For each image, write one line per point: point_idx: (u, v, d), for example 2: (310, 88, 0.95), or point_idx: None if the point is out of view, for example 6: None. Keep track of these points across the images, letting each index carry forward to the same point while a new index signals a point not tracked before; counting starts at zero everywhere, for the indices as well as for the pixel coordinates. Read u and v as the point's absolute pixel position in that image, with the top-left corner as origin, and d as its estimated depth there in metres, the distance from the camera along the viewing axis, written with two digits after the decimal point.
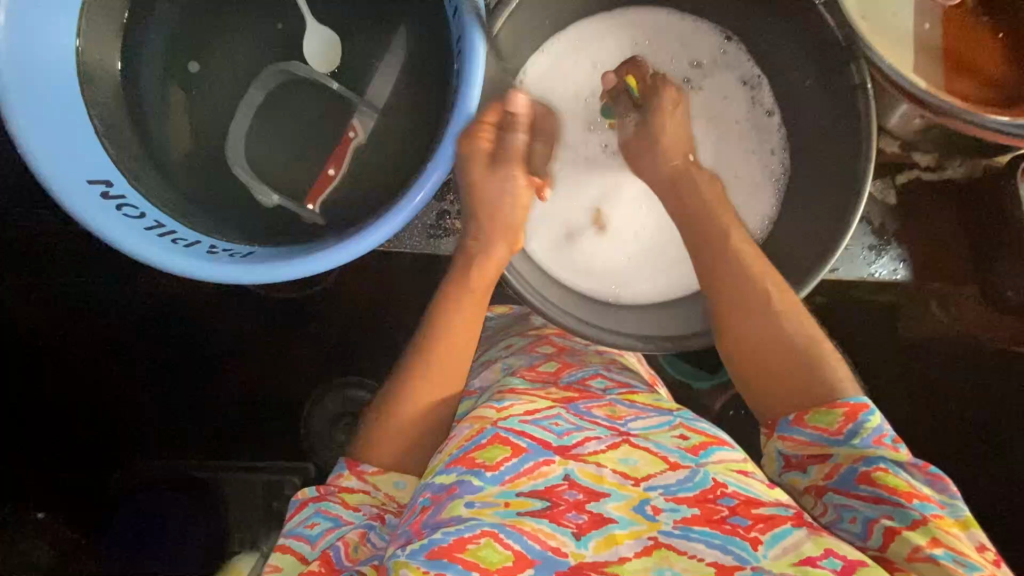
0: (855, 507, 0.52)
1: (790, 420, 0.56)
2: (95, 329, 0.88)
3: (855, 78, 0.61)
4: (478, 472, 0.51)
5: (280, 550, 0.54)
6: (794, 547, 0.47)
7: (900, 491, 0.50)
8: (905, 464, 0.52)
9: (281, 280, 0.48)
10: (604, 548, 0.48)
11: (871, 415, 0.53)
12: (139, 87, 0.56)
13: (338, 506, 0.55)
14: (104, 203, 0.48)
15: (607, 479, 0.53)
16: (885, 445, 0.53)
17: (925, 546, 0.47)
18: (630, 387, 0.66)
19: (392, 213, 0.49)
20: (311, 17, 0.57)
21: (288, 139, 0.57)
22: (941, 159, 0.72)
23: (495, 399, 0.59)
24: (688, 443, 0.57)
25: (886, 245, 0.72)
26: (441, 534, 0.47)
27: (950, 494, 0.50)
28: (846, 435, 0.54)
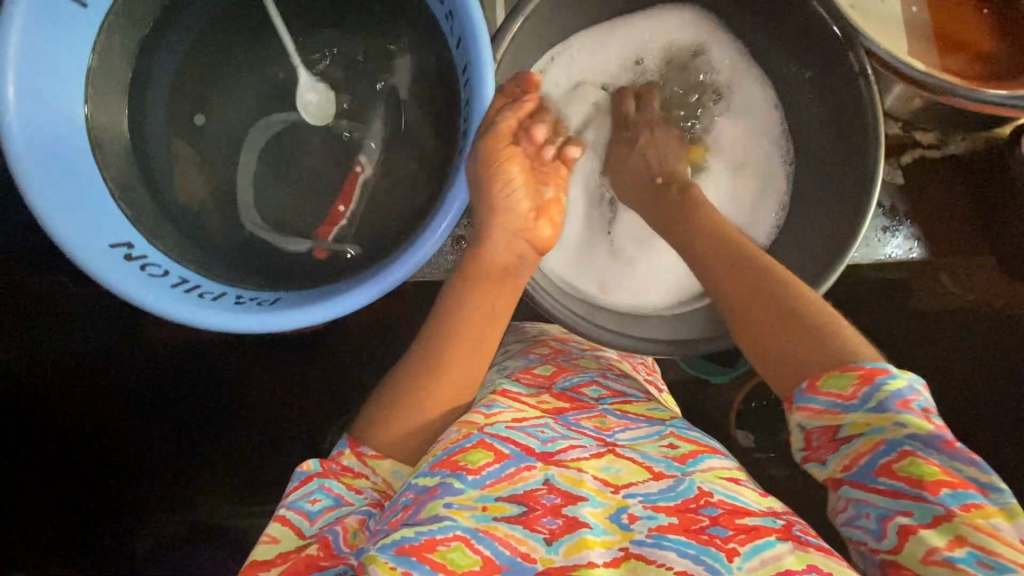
0: (872, 503, 0.45)
1: (803, 389, 0.49)
2: (115, 386, 0.88)
3: (856, 65, 0.56)
4: (460, 475, 0.49)
5: (278, 520, 0.50)
6: (773, 559, 0.45)
7: (927, 481, 0.43)
8: (934, 442, 0.43)
9: (305, 324, 0.50)
10: (573, 552, 0.45)
11: (891, 380, 0.45)
12: (147, 145, 0.59)
13: (340, 486, 0.52)
14: (129, 265, 0.50)
15: (586, 485, 0.50)
16: (914, 411, 0.44)
17: (943, 548, 0.42)
18: (625, 397, 0.62)
19: (416, 246, 0.51)
20: (303, 66, 0.60)
21: (295, 183, 0.61)
22: (943, 135, 0.70)
23: (485, 403, 0.56)
24: (676, 452, 0.54)
25: (900, 225, 0.70)
26: (413, 533, 0.45)
27: (991, 476, 0.42)
28: (861, 401, 0.46)
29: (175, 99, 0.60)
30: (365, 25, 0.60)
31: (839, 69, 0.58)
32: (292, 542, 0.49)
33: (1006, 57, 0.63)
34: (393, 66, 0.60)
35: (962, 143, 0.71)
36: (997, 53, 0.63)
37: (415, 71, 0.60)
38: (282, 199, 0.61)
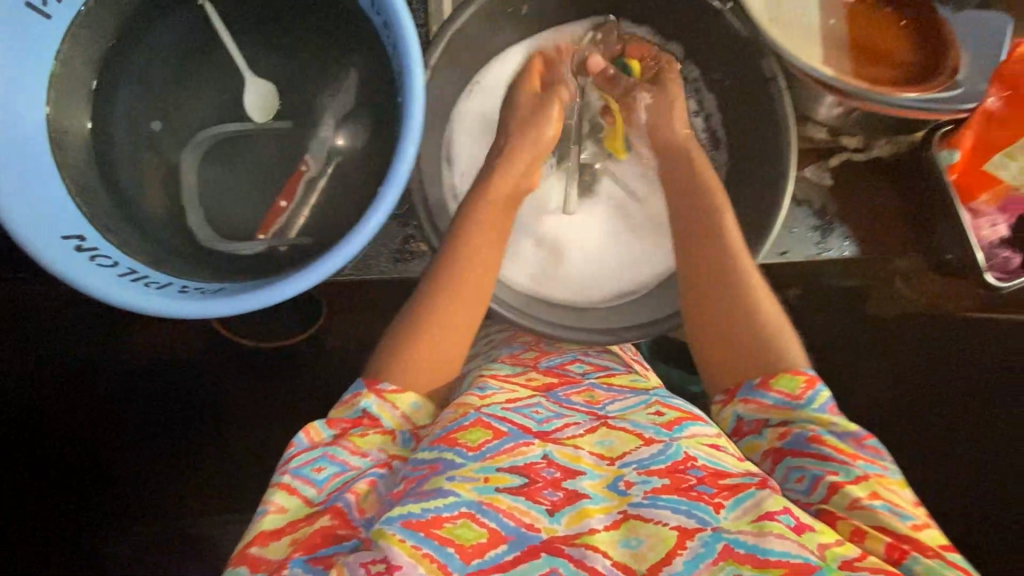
0: (807, 466, 0.52)
1: (755, 383, 0.57)
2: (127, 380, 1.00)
3: (768, 71, 0.61)
4: (461, 451, 0.51)
5: (285, 489, 0.52)
6: (754, 506, 0.47)
7: (846, 451, 0.51)
8: (851, 433, 0.53)
9: (239, 311, 0.54)
10: (576, 522, 0.48)
11: (825, 386, 0.55)
12: (108, 147, 0.62)
13: (347, 452, 0.54)
14: (78, 256, 0.54)
15: (583, 460, 0.53)
16: (837, 415, 0.55)
17: (865, 497, 0.49)
18: (608, 369, 0.69)
19: (347, 239, 0.54)
20: (249, 73, 0.65)
21: (243, 183, 0.65)
22: (868, 139, 0.73)
23: (478, 387, 0.61)
24: (664, 419, 0.58)
25: (831, 225, 0.74)
26: (421, 509, 0.46)
27: (888, 458, 0.52)
28: (807, 400, 0.55)
29: (133, 103, 0.63)
30: (312, 36, 0.65)
31: (755, 74, 0.63)
32: (301, 510, 0.51)
33: (921, 66, 0.67)
34: (340, 73, 0.65)
35: (885, 147, 0.74)
36: (911, 62, 0.67)
37: (360, 78, 0.64)
38: (231, 201, 0.65)
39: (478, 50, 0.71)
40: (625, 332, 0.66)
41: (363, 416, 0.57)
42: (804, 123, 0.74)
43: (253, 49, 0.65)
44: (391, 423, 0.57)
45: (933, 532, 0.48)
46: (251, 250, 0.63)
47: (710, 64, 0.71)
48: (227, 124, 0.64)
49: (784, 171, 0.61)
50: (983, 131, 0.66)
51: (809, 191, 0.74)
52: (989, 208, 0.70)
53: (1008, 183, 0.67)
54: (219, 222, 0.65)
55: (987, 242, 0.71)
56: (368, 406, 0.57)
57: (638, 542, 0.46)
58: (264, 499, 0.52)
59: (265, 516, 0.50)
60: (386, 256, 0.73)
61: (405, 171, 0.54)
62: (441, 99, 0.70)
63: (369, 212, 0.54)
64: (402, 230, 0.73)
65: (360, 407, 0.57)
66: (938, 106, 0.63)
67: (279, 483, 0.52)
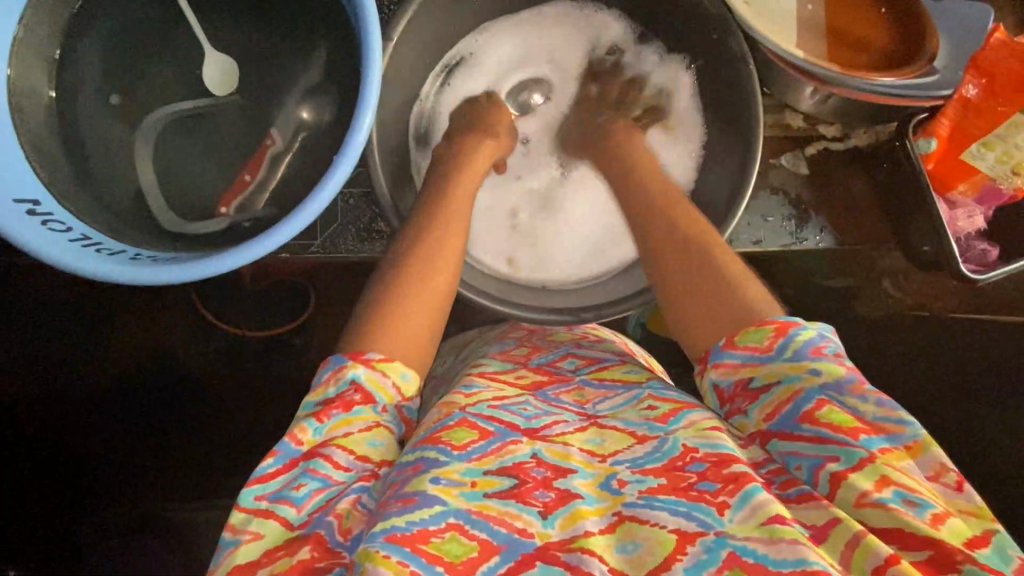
0: (803, 453, 0.47)
1: (721, 345, 0.53)
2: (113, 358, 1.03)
3: (737, 49, 0.61)
4: (444, 449, 0.49)
5: (261, 515, 0.47)
6: (758, 508, 0.44)
7: (844, 428, 0.46)
8: (844, 388, 0.48)
9: (185, 280, 0.53)
10: (570, 525, 0.45)
11: (801, 330, 0.51)
12: (70, 116, 0.62)
13: (330, 465, 0.48)
14: (30, 219, 0.53)
15: (574, 458, 0.51)
16: (825, 356, 0.50)
17: (873, 490, 0.44)
18: (600, 363, 0.64)
19: (297, 210, 0.53)
20: (209, 47, 0.64)
21: (208, 156, 0.65)
22: (845, 128, 0.72)
23: (463, 385, 0.59)
24: (657, 412, 0.54)
25: (806, 215, 0.73)
26: (405, 523, 0.43)
27: (902, 417, 0.46)
28: (777, 350, 0.51)
29: (94, 74, 0.63)
30: (275, 10, 0.64)
31: (725, 55, 0.63)
32: (279, 535, 0.46)
33: (901, 56, 0.65)
34: (303, 46, 0.64)
35: (865, 137, 0.73)
36: (890, 51, 0.65)
37: (326, 50, 0.63)
38: (191, 173, 0.64)
39: (449, 30, 0.71)
40: (585, 314, 0.65)
41: (351, 390, 0.51)
42: (782, 110, 0.73)
43: (216, 23, 0.64)
44: (384, 397, 0.52)
45: (957, 523, 0.42)
46: (214, 227, 0.62)
47: (682, 47, 0.70)
48: (195, 100, 0.64)
49: (752, 151, 0.61)
50: (961, 119, 0.64)
51: (784, 180, 0.73)
52: (966, 199, 0.68)
53: (985, 174, 0.66)
54: (180, 205, 0.64)
55: (964, 234, 0.70)
56: (356, 377, 0.51)
57: (634, 546, 0.44)
58: (235, 526, 0.46)
59: (238, 547, 0.45)
60: (351, 235, 0.72)
61: (361, 141, 0.53)
62: (412, 77, 0.69)
63: (318, 188, 0.53)
64: (368, 210, 0.72)
65: (347, 380, 0.51)
66: (914, 92, 0.62)
67: (253, 508, 0.47)
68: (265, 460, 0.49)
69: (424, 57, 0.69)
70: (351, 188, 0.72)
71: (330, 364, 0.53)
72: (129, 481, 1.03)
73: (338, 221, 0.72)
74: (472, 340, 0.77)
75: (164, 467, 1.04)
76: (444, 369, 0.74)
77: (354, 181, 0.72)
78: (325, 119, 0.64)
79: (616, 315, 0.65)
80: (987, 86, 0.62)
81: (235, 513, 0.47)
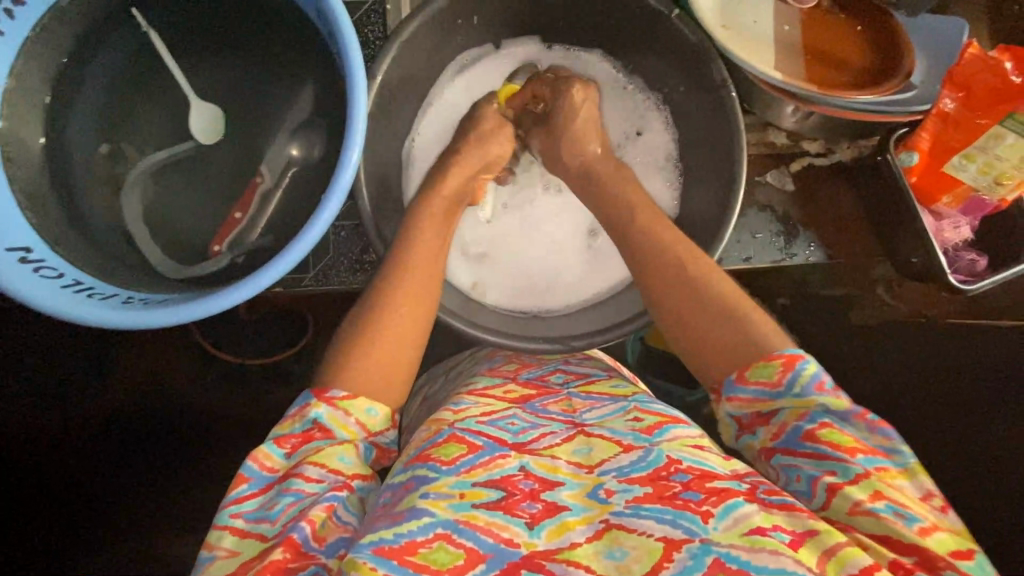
0: (802, 466, 0.49)
1: (733, 378, 0.53)
2: (108, 396, 1.02)
3: (718, 77, 0.62)
4: (433, 466, 0.49)
5: (237, 532, 0.47)
6: (744, 517, 0.44)
7: (844, 446, 0.47)
8: (848, 415, 0.48)
9: (175, 323, 0.53)
10: (556, 536, 0.45)
11: (808, 363, 0.50)
12: (61, 159, 0.62)
13: (301, 480, 0.48)
14: (22, 267, 0.54)
15: (562, 471, 0.50)
16: (828, 392, 0.49)
17: (867, 500, 0.45)
18: (589, 377, 0.66)
19: (285, 251, 0.53)
20: (196, 96, 0.65)
21: (198, 198, 0.66)
22: (829, 143, 0.73)
23: (454, 402, 0.59)
24: (643, 424, 0.55)
25: (795, 230, 0.73)
26: (393, 535, 0.44)
27: (897, 443, 0.47)
28: (787, 385, 0.50)
29: (89, 121, 0.64)
30: (264, 49, 0.65)
31: (706, 80, 0.64)
32: (254, 548, 0.46)
33: (878, 71, 0.66)
34: (293, 85, 0.65)
35: (848, 151, 0.74)
36: (869, 67, 0.66)
37: (312, 89, 0.64)
38: (182, 215, 0.65)
39: (433, 64, 0.72)
40: (575, 342, 0.64)
41: (314, 428, 0.52)
42: (765, 128, 0.74)
43: (207, 64, 0.66)
44: (347, 433, 0.52)
45: (944, 535, 0.43)
46: (220, 264, 0.63)
47: (663, 73, 0.71)
48: (182, 146, 0.65)
49: (737, 174, 0.61)
50: (941, 131, 0.65)
51: (770, 196, 0.74)
52: (951, 210, 0.69)
53: (968, 186, 0.66)
54: (176, 251, 0.64)
55: (952, 245, 0.71)
56: (319, 416, 0.52)
57: (622, 553, 0.43)
58: (211, 543, 0.47)
59: (214, 562, 0.46)
60: (344, 267, 0.73)
61: (349, 178, 0.54)
62: (397, 111, 0.70)
63: (312, 219, 0.53)
64: (360, 241, 0.73)
65: (309, 418, 0.52)
66: (891, 108, 0.63)
67: (228, 526, 0.47)
68: (238, 484, 0.49)
69: (408, 91, 0.70)
70: (343, 221, 0.72)
71: (297, 400, 0.53)
72: (133, 516, 1.03)
73: (330, 254, 0.72)
74: (458, 363, 0.76)
75: (163, 502, 1.03)
76: (434, 390, 0.73)
77: (346, 214, 0.72)
78: (313, 156, 0.65)
79: (608, 342, 0.64)
80: (963, 99, 0.62)
81: (211, 531, 0.48)
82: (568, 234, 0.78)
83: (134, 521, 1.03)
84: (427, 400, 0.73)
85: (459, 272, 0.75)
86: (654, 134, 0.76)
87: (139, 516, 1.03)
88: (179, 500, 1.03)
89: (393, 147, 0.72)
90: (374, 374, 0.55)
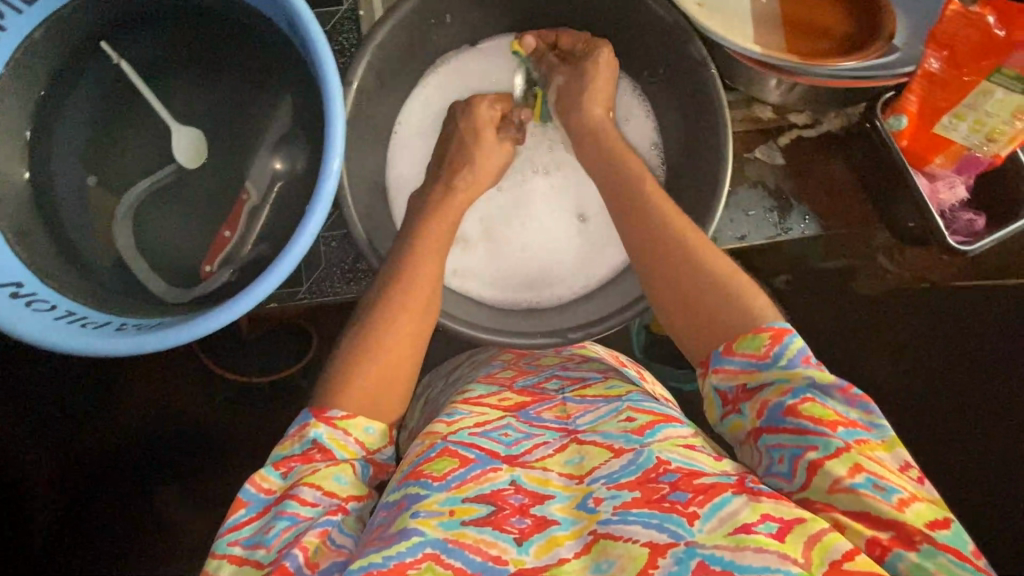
0: (785, 444, 0.47)
1: (720, 351, 0.52)
2: (116, 425, 1.02)
3: (697, 55, 0.61)
4: (425, 483, 0.49)
5: (235, 561, 0.47)
6: (730, 516, 0.43)
7: (825, 420, 0.46)
8: (832, 389, 0.47)
9: (168, 345, 0.53)
10: (544, 553, 0.45)
11: (795, 337, 0.49)
12: (45, 192, 0.62)
13: (297, 503, 0.48)
14: (12, 301, 0.54)
15: (553, 483, 0.50)
16: (813, 365, 0.49)
17: (846, 476, 0.44)
18: (584, 381, 0.64)
19: (272, 267, 0.53)
20: (174, 120, 0.65)
21: (184, 220, 0.65)
22: (815, 114, 0.72)
23: (447, 414, 0.59)
24: (634, 425, 0.53)
25: (788, 204, 0.73)
26: (382, 557, 0.44)
27: (877, 415, 0.47)
28: (773, 358, 0.49)
29: (72, 152, 0.64)
30: (239, 65, 0.65)
31: (686, 60, 0.63)
32: None
33: (856, 39, 0.65)
34: (271, 99, 0.64)
35: (835, 120, 0.73)
36: (850, 35, 0.66)
37: (290, 102, 0.64)
38: (169, 238, 0.65)
39: (410, 66, 0.71)
40: (572, 334, 0.64)
41: (313, 449, 0.51)
42: (750, 104, 0.73)
43: (184, 85, 0.65)
44: (347, 453, 0.52)
45: (922, 506, 0.43)
46: (216, 284, 0.63)
47: (642, 57, 0.71)
48: (164, 169, 0.65)
49: (724, 152, 0.61)
50: (928, 91, 0.63)
51: (761, 173, 0.73)
52: (945, 170, 0.68)
53: (961, 144, 0.65)
54: (173, 276, 0.64)
55: (949, 206, 0.70)
56: (318, 436, 0.51)
57: (609, 564, 0.43)
58: (209, 572, 0.47)
59: None
60: (338, 277, 0.72)
61: (332, 187, 0.54)
62: (377, 117, 0.70)
63: (298, 232, 0.53)
64: (351, 250, 0.72)
65: (309, 438, 0.51)
66: (877, 72, 0.62)
67: (227, 554, 0.47)
68: (237, 510, 0.49)
69: (386, 96, 0.70)
70: (331, 231, 0.72)
71: (298, 419, 0.53)
72: (150, 541, 1.03)
73: (322, 265, 0.72)
74: (460, 365, 0.77)
75: (180, 525, 1.03)
76: (435, 394, 0.73)
77: (333, 224, 0.72)
78: (295, 170, 0.65)
79: (608, 331, 0.64)
80: (949, 57, 0.60)
81: (210, 560, 0.48)
82: (559, 224, 0.76)
83: (153, 546, 1.03)
84: (430, 406, 0.72)
85: (460, 268, 0.74)
86: (638, 124, 0.76)
87: (156, 541, 1.03)
88: (196, 521, 1.03)
89: (376, 154, 0.71)
90: (372, 384, 0.54)
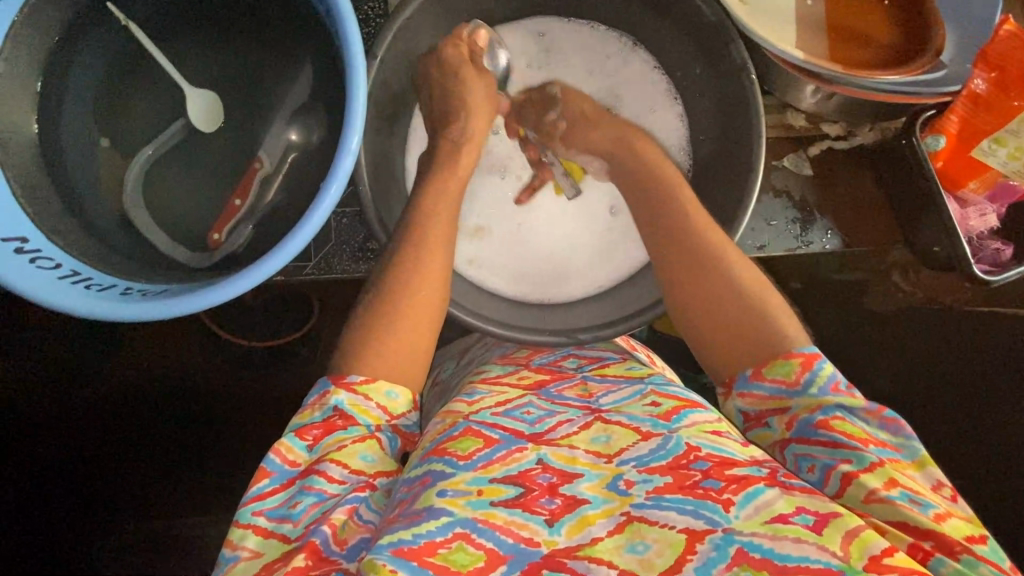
0: (816, 455, 0.48)
1: (746, 376, 0.52)
2: (104, 391, 0.97)
3: (737, 59, 0.59)
4: (450, 461, 0.48)
5: (260, 533, 0.47)
6: (765, 505, 0.43)
7: (857, 437, 0.46)
8: (860, 410, 0.48)
9: (172, 314, 0.52)
10: (577, 532, 0.44)
11: (824, 364, 0.50)
12: (59, 147, 0.61)
13: (324, 480, 0.48)
14: (17, 258, 0.52)
15: (580, 461, 0.49)
16: (842, 392, 0.49)
17: (882, 487, 0.43)
18: (602, 361, 0.64)
19: (281, 243, 0.51)
20: (188, 83, 0.63)
21: (197, 187, 0.64)
22: (851, 126, 0.70)
23: (466, 393, 0.58)
24: (660, 409, 0.53)
25: (811, 217, 0.71)
26: (411, 535, 0.42)
27: (908, 436, 0.46)
28: (803, 385, 0.50)
29: (85, 110, 0.62)
30: (259, 28, 0.63)
31: (724, 63, 0.61)
32: (276, 551, 0.46)
33: (904, 50, 0.63)
34: (292, 66, 0.62)
35: (870, 134, 0.71)
36: (893, 47, 0.63)
37: (311, 70, 0.62)
38: (178, 202, 0.64)
39: (437, 43, 0.69)
40: (582, 334, 0.62)
41: (335, 416, 0.51)
42: (783, 109, 0.71)
43: (199, 46, 0.63)
44: (371, 419, 0.52)
45: (959, 521, 0.42)
46: (230, 251, 0.62)
47: (674, 53, 0.69)
48: (178, 131, 0.63)
49: (755, 159, 0.59)
50: (971, 114, 0.62)
51: (786, 183, 0.71)
52: (978, 197, 0.66)
53: (997, 171, 0.63)
54: (190, 238, 0.63)
55: (975, 234, 0.68)
56: (339, 403, 0.51)
57: (644, 547, 0.43)
58: (232, 542, 0.46)
59: (237, 563, 0.45)
60: (348, 255, 0.71)
61: (350, 163, 0.52)
62: (400, 94, 0.68)
63: (310, 210, 0.51)
64: (363, 227, 0.71)
65: (331, 406, 0.51)
66: (920, 90, 0.59)
67: (251, 525, 0.47)
68: (260, 479, 0.49)
69: (410, 73, 0.68)
70: (344, 207, 0.71)
71: (316, 388, 0.53)
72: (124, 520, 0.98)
73: (333, 241, 0.71)
74: (471, 346, 0.75)
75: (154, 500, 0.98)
76: (445, 376, 0.72)
77: (347, 200, 0.71)
78: (313, 143, 0.63)
79: (615, 334, 0.62)
80: (997, 79, 0.60)
81: (232, 530, 0.47)
82: (577, 219, 0.75)
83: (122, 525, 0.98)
84: (435, 382, 0.73)
85: (479, 261, 0.72)
86: (663, 118, 0.73)
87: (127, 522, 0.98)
88: (172, 499, 0.98)
89: (397, 132, 0.70)
90: (377, 365, 0.53)
